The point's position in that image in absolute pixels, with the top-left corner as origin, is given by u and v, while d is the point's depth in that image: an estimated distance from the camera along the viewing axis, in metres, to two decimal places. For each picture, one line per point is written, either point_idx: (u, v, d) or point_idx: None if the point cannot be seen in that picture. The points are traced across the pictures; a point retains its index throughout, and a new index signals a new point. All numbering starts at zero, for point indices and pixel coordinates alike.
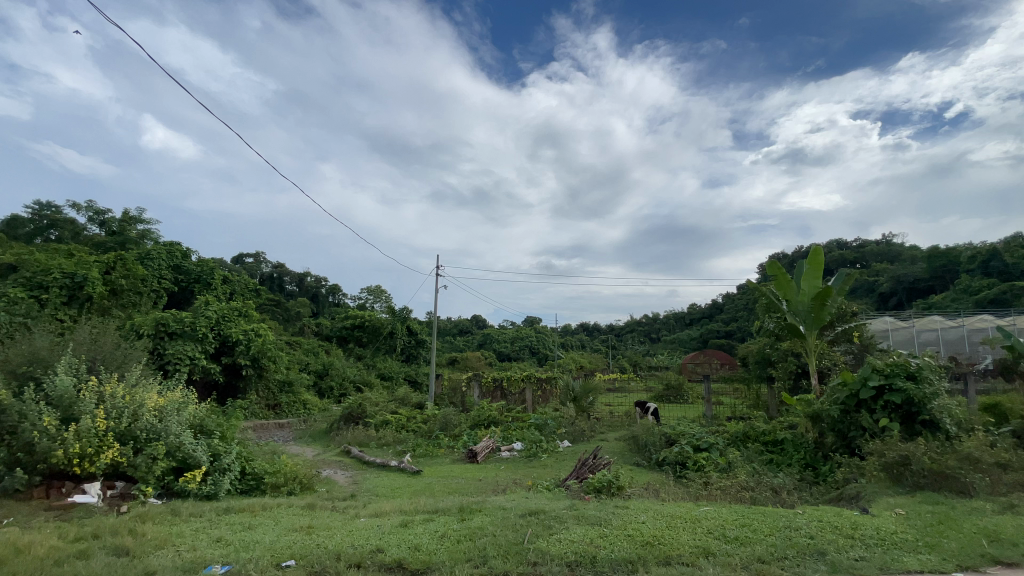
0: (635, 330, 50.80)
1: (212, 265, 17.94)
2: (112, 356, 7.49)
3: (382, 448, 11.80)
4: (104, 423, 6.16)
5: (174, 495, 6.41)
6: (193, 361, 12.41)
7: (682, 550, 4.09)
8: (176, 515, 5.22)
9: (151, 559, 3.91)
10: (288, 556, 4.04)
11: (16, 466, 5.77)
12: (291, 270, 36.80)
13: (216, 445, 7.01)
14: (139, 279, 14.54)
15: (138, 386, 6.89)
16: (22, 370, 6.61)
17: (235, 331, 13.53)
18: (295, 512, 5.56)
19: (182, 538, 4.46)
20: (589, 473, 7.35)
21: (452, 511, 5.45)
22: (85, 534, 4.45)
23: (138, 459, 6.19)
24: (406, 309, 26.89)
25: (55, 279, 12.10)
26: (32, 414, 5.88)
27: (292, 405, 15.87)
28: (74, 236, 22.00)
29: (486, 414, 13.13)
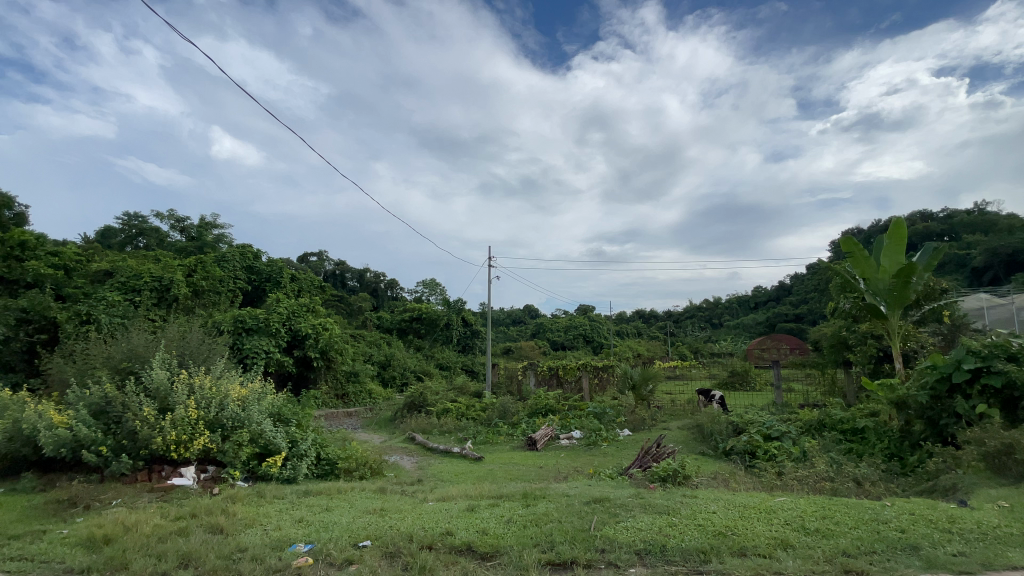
0: (694, 316, 49.18)
1: (280, 265, 19.02)
2: (198, 351, 8.13)
3: (444, 435, 12.16)
4: (196, 412, 6.71)
5: (258, 478, 6.90)
6: (268, 354, 13.25)
7: (758, 541, 3.92)
8: (262, 497, 5.63)
9: (242, 537, 4.24)
10: (364, 537, 4.25)
11: (123, 451, 6.40)
12: (351, 267, 38.38)
13: (294, 432, 7.49)
14: (217, 280, 15.69)
15: (222, 378, 7.45)
16: (123, 366, 7.32)
17: (305, 326, 14.32)
18: (368, 496, 5.83)
19: (268, 518, 4.80)
20: (653, 462, 7.20)
21: (517, 497, 5.51)
22: (184, 513, 4.89)
23: (226, 446, 6.71)
24: (462, 301, 27.84)
25: (146, 283, 13.25)
26: (134, 405, 6.48)
27: (359, 395, 16.66)
28: (160, 243, 24.04)
29: (544, 402, 13.17)
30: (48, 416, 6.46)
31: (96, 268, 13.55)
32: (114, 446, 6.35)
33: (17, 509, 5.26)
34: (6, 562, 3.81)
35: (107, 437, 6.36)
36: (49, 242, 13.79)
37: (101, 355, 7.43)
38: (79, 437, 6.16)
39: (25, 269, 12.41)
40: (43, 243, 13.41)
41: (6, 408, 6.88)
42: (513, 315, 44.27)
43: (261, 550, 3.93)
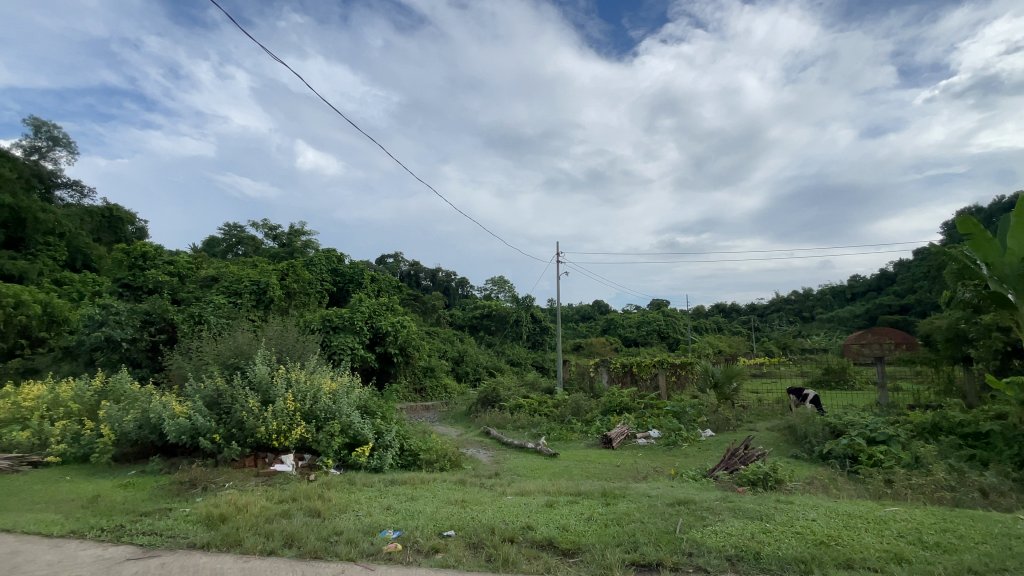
0: (781, 310, 45.89)
1: (361, 267, 20.15)
2: (294, 348, 8.82)
3: (518, 431, 12.29)
4: (294, 404, 7.28)
5: (349, 466, 7.36)
6: (352, 351, 14.09)
7: (866, 553, 3.57)
8: (353, 484, 6.00)
9: (338, 521, 4.53)
10: (448, 527, 4.39)
11: (232, 439, 7.06)
12: (424, 267, 39.89)
13: (379, 424, 7.90)
14: (306, 283, 16.95)
15: (315, 373, 8.03)
16: (231, 362, 8.11)
17: (385, 324, 15.04)
18: (449, 487, 6.03)
19: (360, 504, 5.10)
20: (741, 464, 6.80)
21: (596, 494, 5.45)
22: (286, 497, 5.32)
23: (320, 436, 7.23)
24: (531, 298, 28.00)
25: (246, 286, 14.58)
26: (241, 397, 7.15)
27: (435, 389, 17.32)
28: (256, 250, 26.36)
29: (618, 399, 12.90)
30: (170, 407, 7.29)
31: (204, 274, 15.08)
32: (225, 434, 7.03)
33: (148, 489, 5.98)
34: (143, 535, 4.34)
35: (219, 426, 7.05)
36: (167, 253, 15.58)
37: (213, 352, 8.27)
38: (196, 426, 6.89)
39: (149, 277, 14.11)
40: (162, 253, 15.17)
41: (138, 399, 7.86)
42: (583, 311, 43.81)
43: (355, 534, 4.18)
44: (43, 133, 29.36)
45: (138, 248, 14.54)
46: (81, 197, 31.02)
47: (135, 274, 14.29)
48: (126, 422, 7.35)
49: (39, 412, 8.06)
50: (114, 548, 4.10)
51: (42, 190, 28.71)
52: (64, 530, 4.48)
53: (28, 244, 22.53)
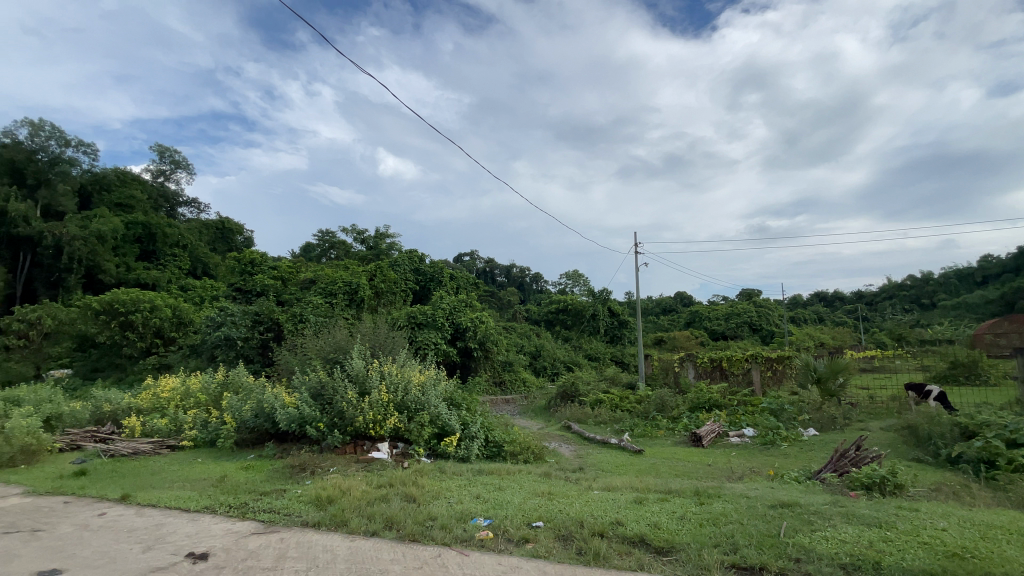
0: (894, 297, 41.19)
1: (441, 266, 20.91)
2: (385, 344, 9.39)
3: (600, 426, 12.14)
4: (388, 396, 7.74)
5: (438, 455, 7.70)
6: (436, 346, 14.67)
7: (1011, 569, 3.11)
8: (444, 473, 6.26)
9: (432, 507, 4.75)
10: (536, 518, 4.45)
11: (334, 427, 7.61)
12: (499, 263, 40.62)
13: (465, 416, 8.19)
14: (392, 282, 17.89)
15: (405, 367, 8.49)
16: (332, 356, 8.79)
17: (465, 319, 15.50)
18: (535, 479, 6.10)
19: (451, 492, 5.32)
20: (852, 466, 6.21)
21: (687, 493, 5.25)
22: (385, 482, 5.67)
23: (412, 425, 7.62)
24: (608, 291, 27.43)
25: (340, 287, 15.68)
26: (341, 388, 7.72)
27: (515, 383, 17.60)
28: (346, 253, 28.27)
29: (707, 396, 12.30)
30: (281, 398, 8.04)
31: (303, 277, 16.42)
32: (328, 423, 7.60)
33: (265, 472, 6.63)
34: (263, 512, 4.84)
35: (322, 414, 7.65)
36: (271, 259, 17.17)
37: (315, 348, 9.02)
38: (304, 415, 7.54)
39: (257, 281, 15.62)
40: (267, 260, 16.76)
41: (254, 391, 8.75)
42: (664, 303, 42.18)
43: (449, 521, 4.36)
44: (167, 158, 33.51)
45: (247, 255, 16.16)
46: (199, 212, 35.08)
47: (245, 279, 15.91)
48: (245, 411, 8.21)
49: (175, 402, 9.24)
50: (240, 523, 4.61)
51: (168, 208, 32.84)
52: (200, 505, 5.11)
53: (160, 256, 25.88)
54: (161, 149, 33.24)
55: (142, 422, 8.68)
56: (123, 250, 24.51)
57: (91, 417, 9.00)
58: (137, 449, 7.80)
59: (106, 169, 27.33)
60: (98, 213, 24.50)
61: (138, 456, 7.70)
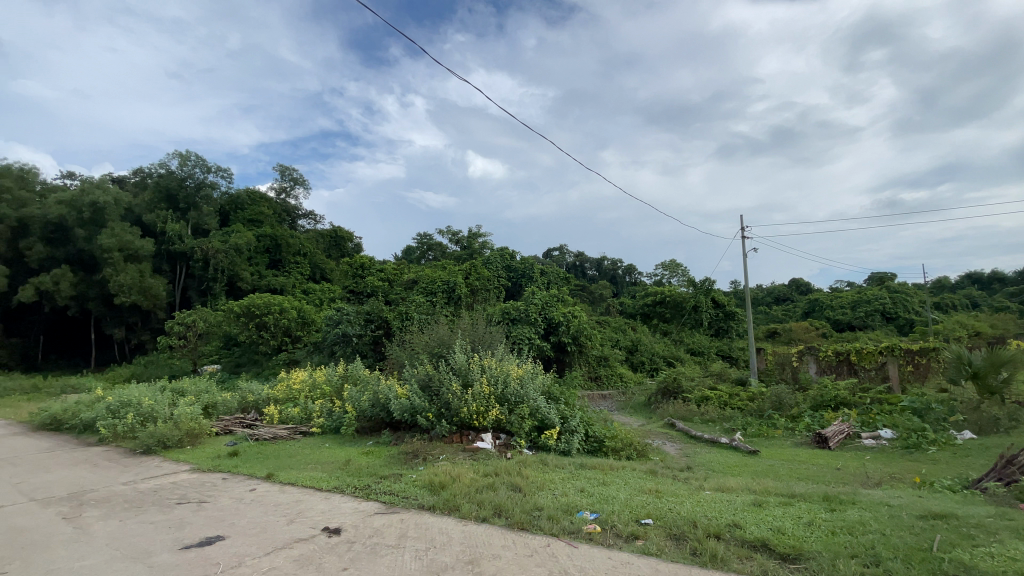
0: None
1: (532, 262, 21.13)
2: (483, 338, 9.75)
3: (707, 424, 11.50)
4: (489, 388, 8.00)
5: (540, 448, 7.81)
6: (531, 341, 14.82)
7: None
8: (546, 465, 6.33)
9: (537, 497, 4.84)
10: (645, 515, 4.34)
11: (441, 417, 8.02)
12: (590, 257, 40.12)
13: (564, 409, 8.25)
14: (486, 280, 18.39)
15: (504, 361, 8.71)
16: (437, 351, 9.31)
17: (557, 314, 15.48)
18: (640, 475, 5.95)
19: (555, 484, 5.37)
20: (1023, 475, 5.24)
21: (813, 497, 4.80)
22: (490, 472, 5.88)
23: (513, 417, 7.80)
24: (710, 281, 25.78)
25: (438, 286, 16.48)
26: (446, 380, 8.14)
27: (611, 378, 17.35)
28: (442, 254, 29.71)
29: (832, 393, 11.13)
30: (393, 389, 8.68)
31: (406, 278, 17.52)
32: (436, 413, 8.02)
33: (382, 457, 7.20)
34: (383, 494, 5.27)
35: (430, 405, 8.10)
36: (377, 262, 18.60)
37: (421, 343, 9.60)
38: (414, 405, 8.07)
39: (366, 283, 16.96)
40: (375, 263, 18.17)
41: (369, 383, 9.53)
42: (775, 292, 38.79)
43: (556, 512, 4.41)
44: (287, 176, 37.55)
45: (357, 259, 17.64)
46: (315, 223, 38.88)
47: (357, 281, 17.38)
48: (362, 401, 8.96)
49: (305, 393, 10.36)
50: (365, 502, 5.06)
51: (290, 220, 36.80)
52: (330, 486, 5.70)
53: (285, 264, 29.14)
54: (282, 169, 37.29)
55: (279, 411, 9.85)
56: (256, 261, 27.97)
57: (238, 405, 10.40)
58: (276, 435, 8.87)
59: (240, 190, 30.95)
60: (235, 229, 28.20)
61: (276, 440, 8.76)
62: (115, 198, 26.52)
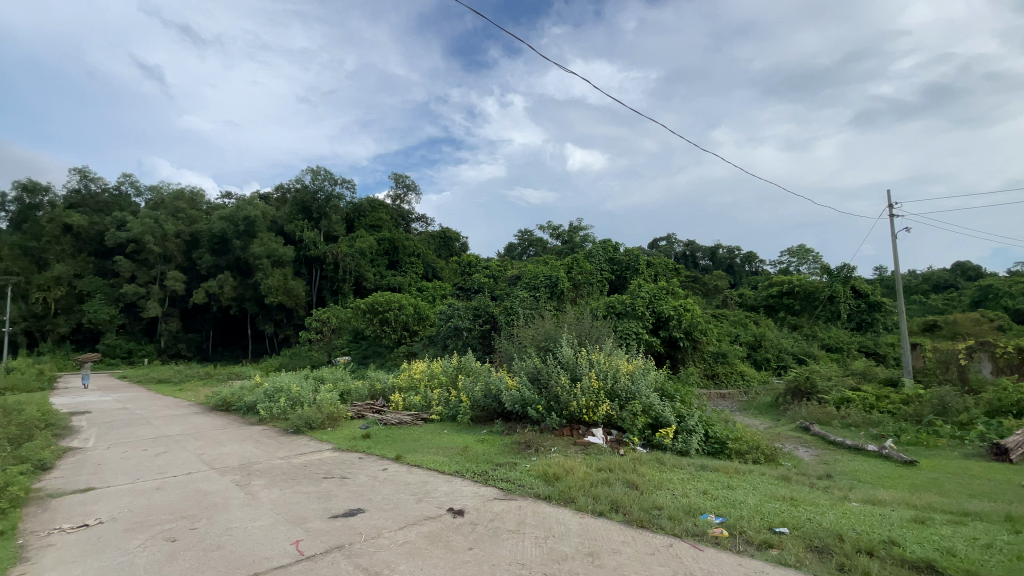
0: None
1: (637, 254, 20.38)
2: (590, 333, 9.66)
3: (849, 429, 10.21)
4: (598, 383, 7.89)
5: (654, 446, 7.55)
6: (639, 336, 14.27)
7: None
8: (663, 464, 6.09)
9: (655, 496, 4.69)
10: (780, 523, 3.98)
11: (551, 410, 8.08)
12: (702, 245, 37.77)
13: (680, 408, 7.89)
14: (589, 273, 18.08)
15: (613, 355, 8.55)
16: (544, 345, 9.41)
17: (667, 308, 14.70)
18: (771, 481, 5.47)
19: (673, 484, 5.15)
20: None
21: (995, 517, 4.03)
22: (604, 467, 5.81)
23: (625, 414, 7.62)
24: (849, 267, 22.80)
25: (542, 281, 16.54)
26: (555, 374, 8.18)
27: (730, 376, 16.26)
28: (544, 249, 29.95)
29: (1016, 397, 9.28)
30: (504, 381, 8.96)
31: (510, 274, 17.90)
32: (545, 406, 8.11)
33: (497, 446, 7.48)
34: (501, 481, 5.48)
35: (540, 397, 8.21)
36: (484, 260, 19.32)
37: (529, 336, 9.77)
38: (525, 397, 8.23)
39: (473, 280, 17.67)
40: (481, 261, 18.89)
41: (482, 375, 9.95)
42: (934, 278, 33.12)
43: (677, 512, 4.23)
44: (400, 183, 40.50)
45: (464, 257, 18.48)
46: (426, 225, 41.47)
47: (465, 278, 18.23)
48: (475, 392, 9.38)
49: (423, 382, 11.12)
50: (485, 488, 5.31)
51: (405, 224, 39.65)
52: (451, 470, 6.06)
53: (401, 264, 31.51)
54: (396, 177, 40.30)
55: (403, 399, 10.69)
56: (376, 262, 30.61)
57: (368, 393, 11.50)
58: (401, 420, 9.66)
59: (361, 199, 33.98)
60: (359, 234, 31.11)
61: (402, 425, 9.53)
62: (263, 213, 30.62)
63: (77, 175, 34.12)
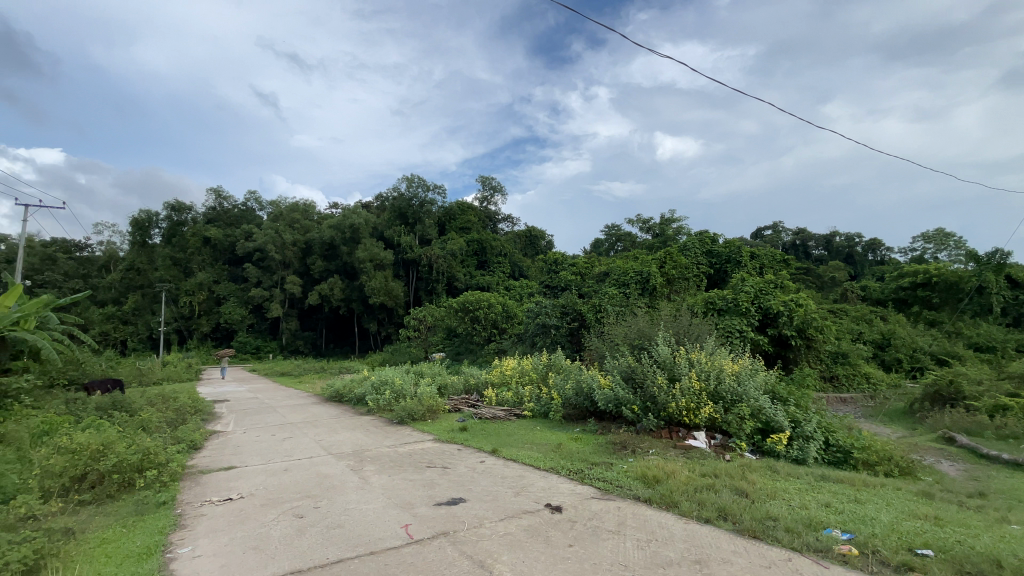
0: None
1: (738, 245, 18.99)
2: (689, 331, 9.20)
3: (1008, 442, 8.68)
4: (699, 384, 7.47)
5: (765, 453, 7.02)
6: (743, 334, 13.26)
7: None
8: (776, 473, 5.63)
9: (769, 506, 4.34)
10: (922, 544, 3.50)
11: (648, 411, 7.82)
12: (815, 234, 34.41)
13: (794, 412, 7.25)
14: (684, 268, 17.17)
15: (715, 355, 8.05)
16: (638, 343, 9.12)
17: (775, 303, 13.52)
18: (908, 497, 4.81)
19: (789, 494, 4.73)
20: None
21: None
22: (708, 472, 5.50)
23: (730, 417, 7.15)
24: (1005, 253, 19.38)
25: (632, 276, 15.98)
26: (651, 373, 7.87)
27: (852, 378, 14.61)
28: (634, 244, 29.04)
29: None
30: (596, 380, 8.83)
31: (598, 270, 17.57)
32: (641, 406, 7.86)
33: (591, 445, 7.40)
34: (598, 480, 5.41)
35: (635, 397, 7.96)
36: (571, 257, 19.20)
37: (621, 334, 9.53)
38: (619, 396, 8.03)
39: (561, 277, 17.64)
40: (568, 258, 18.80)
41: (573, 373, 9.90)
42: None
43: (795, 525, 3.88)
44: (487, 185, 41.52)
45: (552, 255, 18.51)
46: (513, 225, 42.18)
47: (553, 276, 18.25)
48: (567, 389, 9.35)
49: (515, 378, 11.30)
50: (582, 486, 5.27)
51: (492, 225, 40.69)
52: (547, 466, 6.10)
53: (490, 264, 32.35)
54: (483, 179, 41.39)
55: (496, 394, 10.96)
56: (466, 263, 31.77)
57: (463, 388, 11.96)
58: (495, 415, 9.91)
59: (451, 203, 35.46)
60: (450, 237, 32.44)
61: (496, 419, 9.78)
62: (364, 220, 33.05)
63: (213, 195, 39.32)
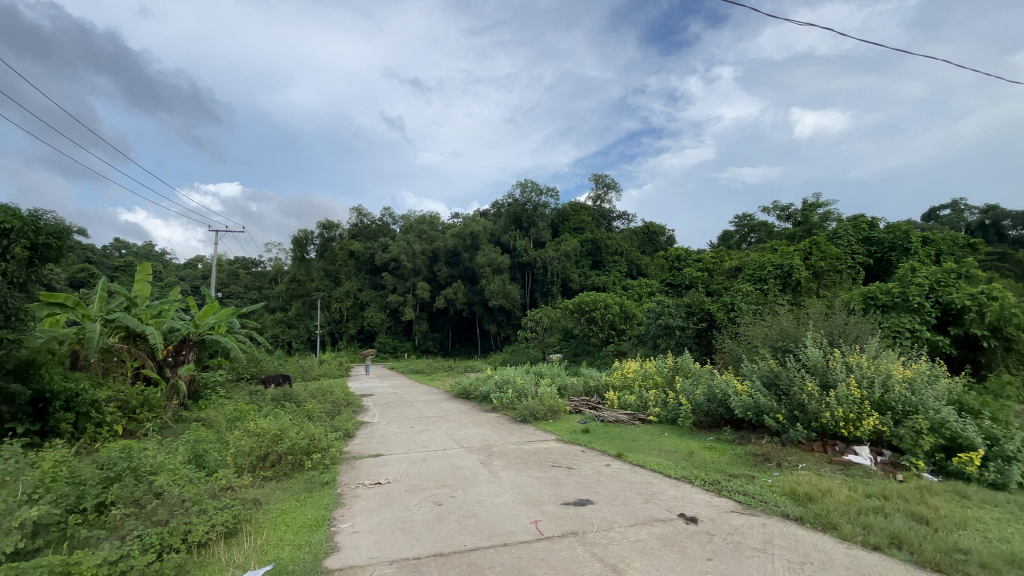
0: None
1: (906, 229, 16.19)
2: (846, 331, 8.08)
3: None
4: (859, 391, 6.52)
5: (950, 475, 5.89)
6: (915, 333, 11.25)
7: None
8: (967, 499, 4.69)
9: (957, 537, 3.63)
10: None
11: (796, 421, 7.03)
12: (1013, 210, 28.03)
13: (991, 428, 5.98)
14: (835, 259, 15.11)
15: (880, 358, 6.96)
16: (780, 344, 8.24)
17: (958, 296, 11.28)
18: None
19: (987, 525, 3.91)
20: None
21: None
22: (874, 493, 4.77)
23: (902, 431, 6.12)
24: None
25: (769, 271, 14.49)
26: (798, 379, 7.07)
27: None
28: (769, 235, 26.35)
29: None
30: (732, 385, 8.18)
31: (728, 266, 16.25)
32: (788, 415, 7.10)
33: (728, 455, 6.88)
34: (737, 493, 5.01)
35: (779, 405, 7.22)
36: (695, 253, 18.09)
37: (760, 335, 8.70)
38: (759, 403, 7.34)
39: (684, 275, 16.71)
40: (691, 255, 17.74)
41: (703, 377, 9.29)
42: None
43: (994, 561, 3.21)
44: (601, 184, 40.89)
45: (674, 251, 17.64)
46: (629, 222, 40.95)
47: (676, 273, 17.39)
48: (698, 395, 8.80)
49: (639, 381, 10.93)
50: (718, 498, 4.93)
51: (607, 224, 39.93)
52: (677, 474, 5.81)
53: (606, 264, 31.80)
54: (597, 178, 40.84)
55: (619, 397, 10.72)
56: (582, 263, 31.69)
57: (584, 389, 11.91)
58: (618, 418, 9.71)
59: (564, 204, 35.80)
60: (565, 238, 32.57)
61: (619, 423, 9.58)
62: (483, 226, 34.60)
63: (354, 214, 44.31)
